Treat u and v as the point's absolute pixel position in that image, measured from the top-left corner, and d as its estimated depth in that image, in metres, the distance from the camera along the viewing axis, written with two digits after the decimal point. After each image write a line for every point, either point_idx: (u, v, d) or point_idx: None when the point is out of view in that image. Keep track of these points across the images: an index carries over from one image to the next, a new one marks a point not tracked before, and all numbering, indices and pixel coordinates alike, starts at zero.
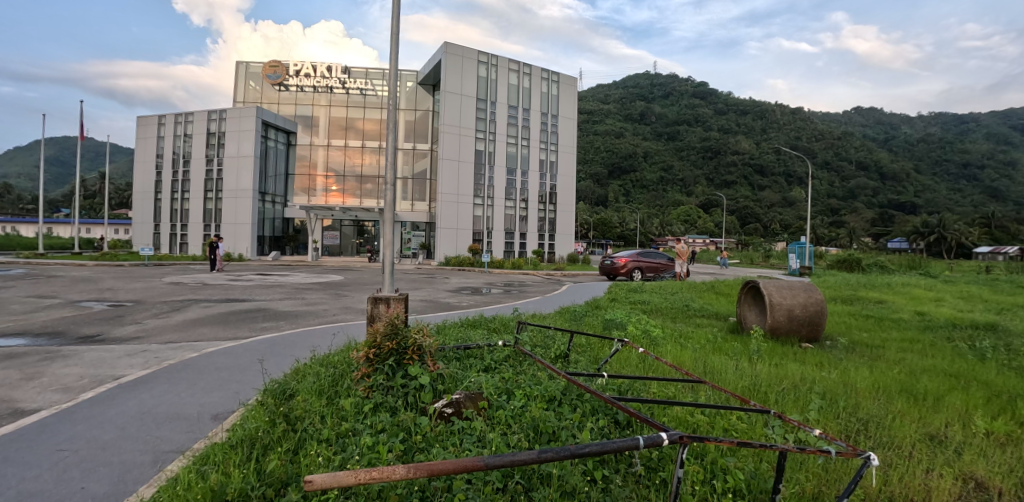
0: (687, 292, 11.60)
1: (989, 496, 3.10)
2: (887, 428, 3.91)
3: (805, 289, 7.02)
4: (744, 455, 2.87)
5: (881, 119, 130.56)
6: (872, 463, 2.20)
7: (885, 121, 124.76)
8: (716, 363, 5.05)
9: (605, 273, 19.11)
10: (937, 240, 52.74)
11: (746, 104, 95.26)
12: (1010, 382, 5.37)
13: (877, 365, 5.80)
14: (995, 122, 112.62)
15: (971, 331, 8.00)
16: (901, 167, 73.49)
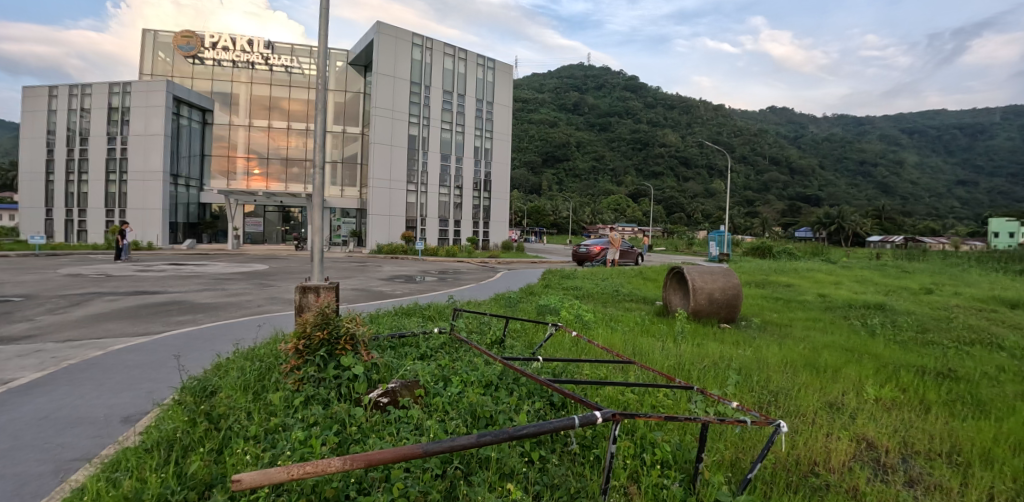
0: (617, 277, 12.06)
1: (877, 455, 3.52)
2: (794, 398, 4.30)
3: (725, 273, 7.47)
4: (670, 428, 3.06)
5: (792, 118, 141.51)
6: (780, 429, 2.50)
7: (794, 121, 135.60)
8: (644, 345, 5.31)
9: (580, 259, 20.36)
10: (836, 230, 58.19)
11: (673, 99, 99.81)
12: (895, 355, 6.07)
13: (785, 342, 6.35)
14: (886, 125, 125.53)
15: (863, 310, 8.94)
16: (808, 162, 80.16)
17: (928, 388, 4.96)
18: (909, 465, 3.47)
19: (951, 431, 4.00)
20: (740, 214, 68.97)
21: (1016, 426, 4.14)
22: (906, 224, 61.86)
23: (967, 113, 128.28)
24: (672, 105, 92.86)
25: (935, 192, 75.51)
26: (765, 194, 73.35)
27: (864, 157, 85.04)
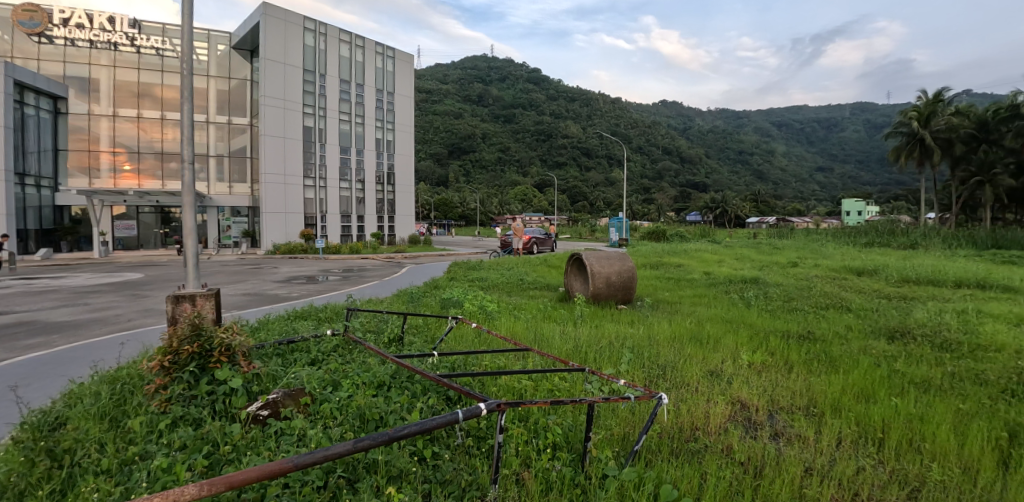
0: (522, 266, 12.26)
1: (748, 415, 3.89)
2: (679, 370, 4.63)
3: (620, 257, 7.88)
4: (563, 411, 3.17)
5: (681, 112, 152.70)
6: (662, 402, 2.68)
7: (683, 114, 146.51)
8: (546, 330, 5.43)
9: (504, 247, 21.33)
10: (721, 213, 63.97)
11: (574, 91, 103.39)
12: (766, 323, 6.77)
13: (674, 318, 6.83)
14: (759, 118, 139.84)
15: (741, 284, 9.88)
16: (695, 152, 87.09)
17: (792, 350, 5.59)
18: (775, 421, 3.88)
19: (809, 386, 4.55)
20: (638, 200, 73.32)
21: (858, 376, 4.81)
22: (777, 207, 69.49)
23: (822, 110, 146.52)
24: (573, 97, 95.97)
25: (799, 177, 85.49)
26: (659, 181, 78.59)
27: (742, 147, 93.96)
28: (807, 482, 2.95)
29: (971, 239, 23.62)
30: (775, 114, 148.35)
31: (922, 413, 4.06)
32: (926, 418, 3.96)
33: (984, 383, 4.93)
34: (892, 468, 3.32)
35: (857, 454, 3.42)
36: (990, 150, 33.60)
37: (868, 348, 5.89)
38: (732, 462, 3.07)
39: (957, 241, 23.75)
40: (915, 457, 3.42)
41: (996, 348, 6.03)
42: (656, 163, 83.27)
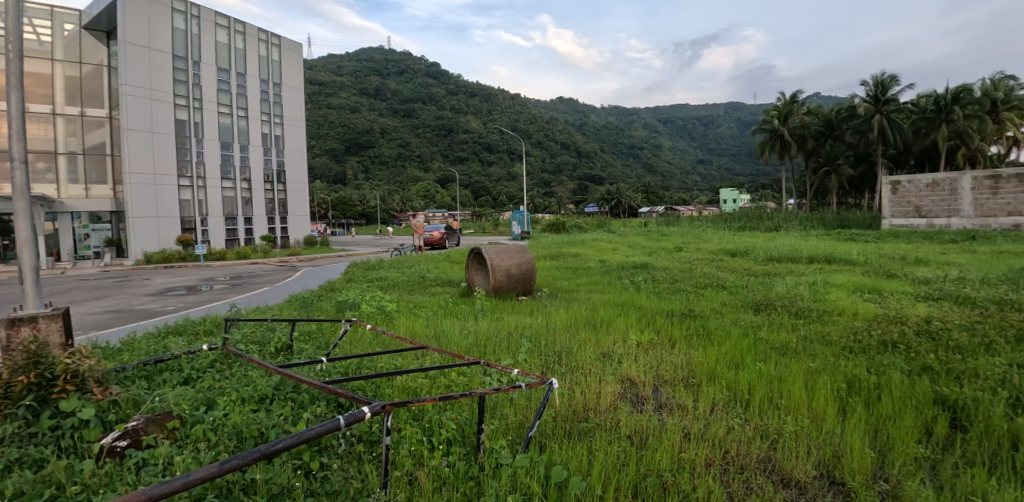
0: (424, 263, 12.09)
1: (635, 390, 4.23)
2: (574, 354, 4.89)
3: (519, 250, 8.06)
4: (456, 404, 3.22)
5: (577, 108, 159.46)
6: (552, 387, 2.80)
7: (579, 110, 152.90)
8: (446, 327, 5.44)
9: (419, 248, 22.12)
10: (616, 204, 67.87)
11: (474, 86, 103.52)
12: (653, 304, 7.32)
13: (571, 305, 7.15)
14: (646, 114, 150.04)
15: (633, 270, 10.57)
16: (591, 147, 91.43)
17: (674, 327, 6.11)
18: (659, 393, 4.24)
19: (689, 359, 5.01)
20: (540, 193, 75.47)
21: (730, 346, 5.38)
22: (664, 197, 75.29)
23: (700, 108, 160.46)
24: (472, 92, 95.92)
25: (682, 169, 93.22)
26: (558, 175, 81.43)
27: (633, 142, 100.13)
28: (684, 448, 3.27)
29: (820, 221, 27.31)
30: (661, 111, 159.83)
31: (779, 373, 4.64)
32: (782, 378, 4.53)
33: (828, 343, 5.75)
34: (757, 425, 3.75)
35: (728, 416, 3.83)
36: (834, 144, 38.86)
37: (737, 320, 6.61)
38: (619, 436, 3.33)
39: (810, 223, 27.35)
40: (773, 411, 3.92)
41: (838, 312, 7.05)
42: (555, 158, 86.21)
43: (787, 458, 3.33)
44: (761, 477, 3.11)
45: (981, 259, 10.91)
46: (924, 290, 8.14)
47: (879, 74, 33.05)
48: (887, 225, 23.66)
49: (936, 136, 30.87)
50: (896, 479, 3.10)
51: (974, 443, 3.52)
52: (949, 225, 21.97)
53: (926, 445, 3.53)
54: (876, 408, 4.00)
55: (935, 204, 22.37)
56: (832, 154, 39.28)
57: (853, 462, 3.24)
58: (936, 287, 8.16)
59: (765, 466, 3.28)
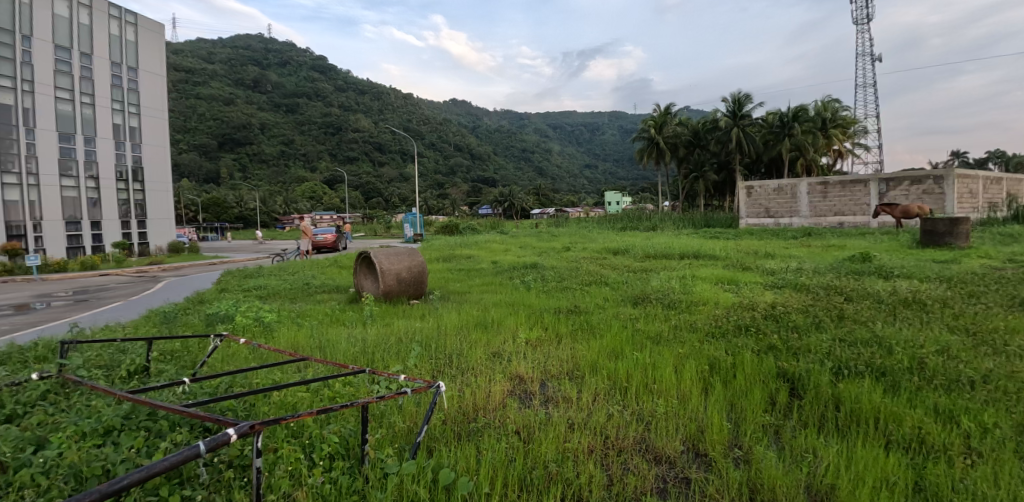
0: (309, 269, 11.41)
1: (523, 387, 4.52)
2: (465, 357, 5.12)
3: (409, 253, 7.96)
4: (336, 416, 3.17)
5: (470, 110, 160.68)
6: (439, 390, 2.84)
7: (472, 112, 154.23)
8: (332, 336, 5.22)
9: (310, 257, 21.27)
10: (509, 206, 69.56)
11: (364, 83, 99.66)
12: (542, 302, 7.67)
13: (462, 307, 7.23)
14: (537, 119, 155.67)
15: (522, 270, 10.92)
16: (484, 149, 92.67)
17: (561, 323, 6.46)
18: (546, 388, 4.54)
19: (573, 353, 5.34)
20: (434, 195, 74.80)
21: (610, 338, 5.82)
22: (554, 199, 78.70)
23: (587, 116, 169.81)
24: (363, 89, 92.16)
25: (570, 173, 98.19)
26: (452, 177, 81.28)
27: (524, 145, 103.25)
28: (567, 438, 3.53)
29: (690, 221, 30.27)
30: (551, 116, 166.42)
31: (653, 360, 5.09)
32: (655, 364, 4.98)
33: (695, 330, 6.44)
34: (634, 410, 4.09)
35: (608, 404, 4.14)
36: (701, 153, 43.29)
37: (619, 314, 7.15)
38: (507, 433, 3.53)
39: (682, 223, 30.22)
40: (647, 396, 4.29)
41: (703, 302, 7.91)
42: (449, 159, 86.00)
43: (659, 437, 3.67)
44: (636, 457, 3.41)
45: (813, 252, 12.87)
46: (771, 279, 9.43)
47: (736, 92, 37.47)
48: (744, 223, 27.19)
49: (781, 147, 35.95)
50: (747, 446, 3.57)
51: (806, 408, 4.16)
52: (791, 223, 25.62)
53: (770, 413, 4.11)
54: (732, 385, 4.56)
55: (780, 206, 25.97)
56: (699, 162, 43.72)
57: (713, 435, 3.66)
58: (779, 277, 9.49)
59: (641, 446, 3.61)
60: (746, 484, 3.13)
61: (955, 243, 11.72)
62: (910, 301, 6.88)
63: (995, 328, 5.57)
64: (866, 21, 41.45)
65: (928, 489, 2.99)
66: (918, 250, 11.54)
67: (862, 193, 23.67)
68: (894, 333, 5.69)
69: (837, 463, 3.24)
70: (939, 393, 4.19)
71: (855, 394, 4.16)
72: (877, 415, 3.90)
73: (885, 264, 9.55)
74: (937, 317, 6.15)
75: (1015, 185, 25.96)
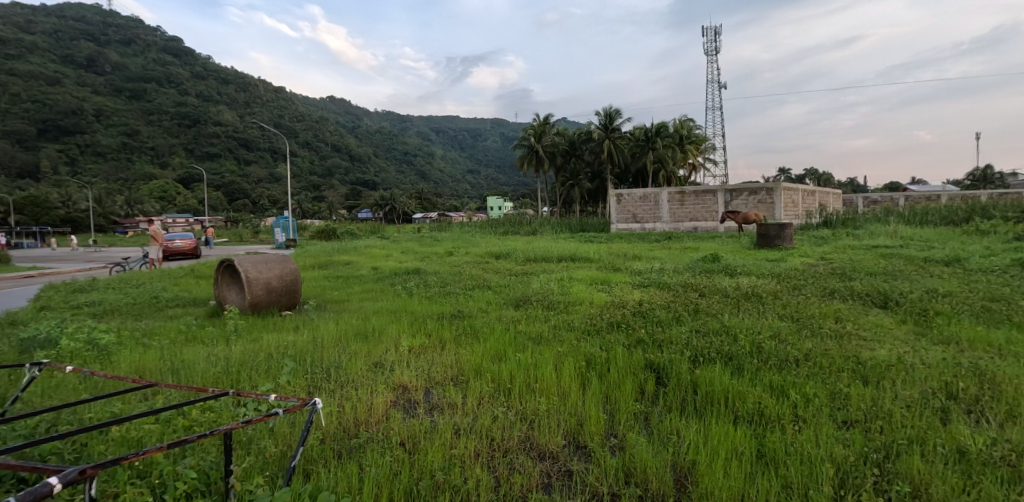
0: (160, 281, 10.01)
1: (407, 396, 4.49)
2: (344, 370, 4.95)
3: (280, 260, 7.35)
4: (195, 450, 2.86)
5: (351, 109, 154.03)
6: (316, 407, 2.68)
7: (353, 112, 147.64)
8: (187, 356, 4.65)
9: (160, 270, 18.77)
10: (391, 209, 67.75)
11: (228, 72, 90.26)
12: (424, 308, 7.58)
13: (341, 316, 6.85)
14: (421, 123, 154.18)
15: (404, 276, 10.67)
16: (365, 151, 89.16)
17: (444, 328, 6.44)
18: (429, 396, 4.54)
19: (457, 358, 5.36)
20: (308, 198, 70.01)
21: (493, 341, 5.93)
22: (438, 204, 78.32)
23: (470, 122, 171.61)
24: (226, 79, 83.33)
25: (454, 178, 98.54)
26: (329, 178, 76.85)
27: (407, 148, 101.29)
28: (453, 444, 3.57)
29: (567, 226, 31.96)
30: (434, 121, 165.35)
31: (536, 360, 5.28)
32: (538, 363, 5.18)
33: (572, 328, 6.82)
34: (518, 409, 4.22)
35: (493, 406, 4.22)
36: (577, 162, 46.03)
37: (501, 316, 7.32)
38: (391, 446, 3.49)
39: (560, 228, 31.80)
40: (530, 395, 4.44)
41: (579, 302, 8.41)
42: (326, 159, 81.19)
43: (543, 434, 3.82)
44: (522, 455, 3.52)
45: (673, 253, 14.33)
46: (639, 279, 10.33)
47: (607, 107, 40.45)
48: (615, 228, 29.27)
49: (645, 159, 39.56)
50: (621, 433, 3.87)
51: (670, 394, 4.61)
52: (655, 228, 28.29)
53: (641, 401, 4.49)
54: (607, 378, 4.90)
55: (645, 211, 28.55)
56: (576, 171, 46.46)
57: (591, 426, 3.90)
58: (645, 277, 10.43)
59: (526, 444, 3.72)
60: (622, 469, 3.39)
61: (782, 244, 13.83)
62: (749, 294, 7.99)
63: (811, 314, 6.68)
64: (714, 53, 47.28)
65: (766, 454, 3.48)
66: (754, 250, 13.44)
67: (712, 201, 26.93)
68: (738, 322, 6.56)
69: (697, 441, 3.65)
70: (772, 371, 4.92)
71: (709, 378, 4.72)
72: (726, 394, 4.46)
73: (729, 263, 10.97)
74: (769, 307, 7.21)
75: (824, 196, 31.37)
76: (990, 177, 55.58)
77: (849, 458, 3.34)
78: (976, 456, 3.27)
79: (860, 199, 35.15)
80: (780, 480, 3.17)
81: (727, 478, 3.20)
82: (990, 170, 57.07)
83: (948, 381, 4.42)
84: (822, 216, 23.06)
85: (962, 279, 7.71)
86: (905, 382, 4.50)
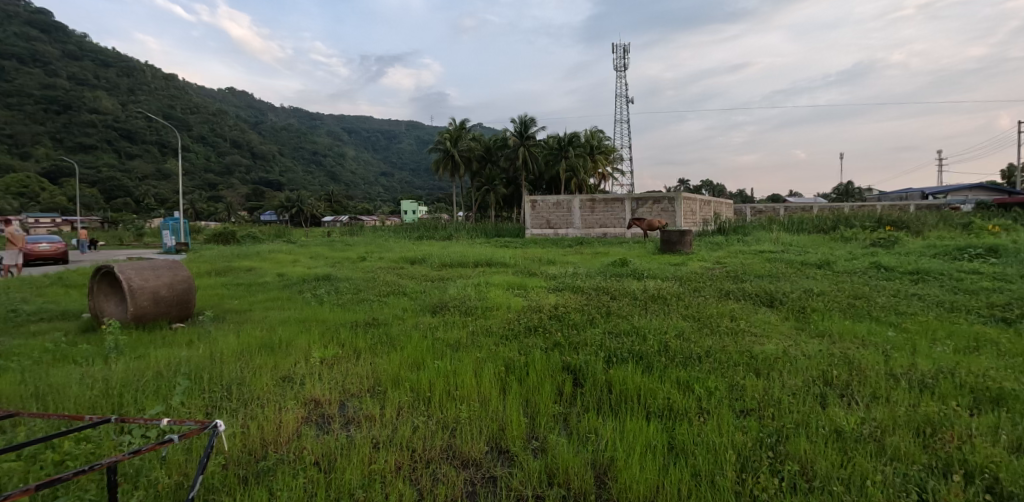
0: (16, 291, 8.54)
1: (319, 411, 4.21)
2: (247, 385, 4.52)
3: (170, 267, 6.61)
4: (70, 490, 2.49)
5: (253, 103, 143.33)
6: (219, 428, 2.43)
7: (255, 106, 137.36)
8: (55, 380, 4.02)
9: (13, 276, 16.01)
10: (297, 212, 64.92)
11: (104, 52, 79.67)
12: (335, 316, 7.16)
13: (242, 328, 6.27)
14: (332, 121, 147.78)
15: (313, 282, 10.01)
16: (268, 149, 83.26)
17: (359, 337, 6.13)
18: (345, 409, 4.30)
19: (373, 368, 5.12)
20: (201, 198, 63.74)
21: (411, 349, 5.75)
22: (349, 207, 75.34)
23: (384, 123, 166.53)
24: (104, 61, 73.61)
25: (365, 181, 95.31)
26: (227, 177, 70.46)
27: (316, 148, 96.11)
28: (372, 460, 3.40)
29: (482, 231, 32.04)
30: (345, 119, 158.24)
31: (455, 367, 5.18)
32: (457, 370, 5.09)
33: (490, 334, 6.79)
34: (438, 417, 4.12)
35: (413, 416, 4.09)
36: (492, 168, 46.40)
37: (417, 323, 7.11)
38: (304, 466, 3.28)
39: (475, 233, 31.80)
40: (451, 403, 4.35)
41: (496, 307, 8.42)
42: (224, 157, 74.59)
43: (464, 441, 3.76)
44: (444, 466, 3.43)
45: (585, 258, 14.97)
46: (553, 283, 10.60)
47: (522, 115, 41.26)
48: (529, 234, 29.81)
49: (558, 167, 40.81)
50: (542, 435, 3.91)
51: (586, 394, 4.76)
52: (567, 233, 29.27)
53: (559, 403, 4.58)
54: (525, 382, 4.94)
55: (558, 217, 29.42)
56: (491, 176, 46.88)
57: (513, 430, 3.90)
58: (558, 281, 10.74)
59: (447, 453, 3.64)
60: (545, 471, 3.42)
61: (682, 249, 14.92)
62: (656, 296, 8.52)
63: (710, 313, 7.26)
64: (624, 68, 49.94)
65: (676, 446, 3.69)
66: (660, 255, 14.39)
67: (620, 209, 28.46)
68: (646, 323, 6.96)
69: (613, 438, 3.79)
70: (679, 368, 5.26)
71: (623, 377, 4.93)
72: (638, 391, 4.70)
73: (636, 267, 11.64)
74: (673, 308, 7.75)
75: (718, 206, 34.46)
76: (850, 192, 64.43)
77: (748, 444, 3.64)
78: (849, 433, 3.71)
79: (747, 208, 39.01)
80: (689, 468, 3.38)
81: (642, 471, 3.36)
82: (849, 185, 66.20)
83: (824, 370, 4.99)
84: (717, 224, 25.32)
85: (831, 280, 8.84)
86: (791, 372, 5.02)
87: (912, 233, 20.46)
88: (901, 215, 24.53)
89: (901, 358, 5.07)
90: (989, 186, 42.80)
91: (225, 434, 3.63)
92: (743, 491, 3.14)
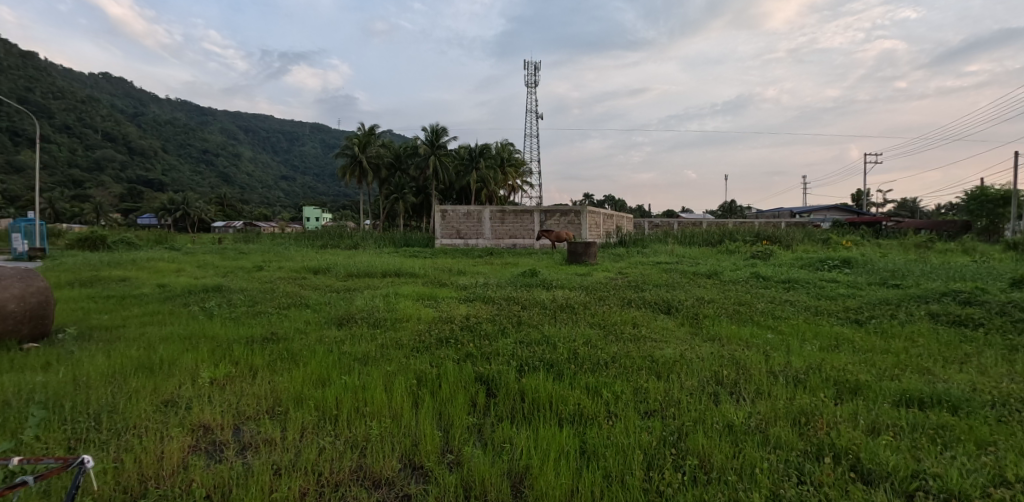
0: None
1: (209, 438, 3.79)
2: (120, 413, 3.95)
3: (20, 277, 5.66)
4: None
5: (129, 90, 127.55)
6: (89, 464, 2.10)
7: (132, 94, 122.12)
8: None
9: None
10: (181, 216, 59.19)
11: None
12: (228, 331, 6.51)
13: (114, 347, 5.47)
14: (224, 117, 135.87)
15: (202, 294, 9.03)
16: (148, 144, 74.51)
17: (255, 355, 5.61)
18: (240, 433, 3.91)
19: (273, 387, 4.71)
20: (62, 197, 55.07)
21: (314, 364, 5.38)
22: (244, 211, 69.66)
23: (284, 123, 155.78)
24: None
25: (262, 184, 88.70)
26: (95, 174, 61.69)
27: (204, 146, 87.71)
28: (273, 490, 3.12)
29: (390, 240, 31.12)
30: (240, 116, 146.19)
31: (364, 382, 4.92)
32: (365, 385, 4.84)
33: (400, 346, 6.57)
34: (346, 438, 3.87)
35: (319, 437, 3.81)
36: (401, 176, 45.50)
37: (322, 338, 6.66)
38: None
39: (383, 242, 30.81)
40: (360, 420, 4.13)
41: (406, 318, 8.17)
42: (92, 150, 65.24)
43: (375, 460, 3.58)
44: (354, 488, 3.25)
45: (496, 268, 15.16)
46: (464, 294, 10.53)
47: (433, 124, 40.87)
48: (439, 243, 29.49)
49: (469, 178, 41.07)
50: (457, 448, 3.84)
51: (500, 404, 4.77)
52: (478, 243, 29.37)
53: (472, 414, 4.54)
54: (438, 394, 4.84)
55: (468, 228, 29.44)
56: (399, 184, 45.93)
57: (426, 445, 3.79)
58: (470, 291, 10.71)
59: (357, 475, 3.43)
60: (460, 485, 3.36)
61: (587, 260, 15.64)
62: (565, 305, 8.84)
63: (615, 321, 7.68)
64: (534, 85, 51.77)
65: (589, 450, 3.82)
66: (569, 266, 15.00)
67: (529, 221, 29.21)
68: (556, 332, 7.17)
69: (527, 446, 3.83)
70: (588, 374, 5.48)
71: (535, 386, 5.01)
72: (549, 398, 4.81)
73: (546, 277, 11.99)
74: (581, 316, 8.08)
75: (620, 220, 36.84)
76: (733, 210, 72.24)
77: (653, 443, 3.87)
78: (739, 427, 4.10)
79: (645, 222, 41.91)
80: (601, 471, 3.51)
81: (558, 477, 3.42)
82: (731, 204, 74.17)
83: (716, 370, 5.48)
84: (619, 236, 27.02)
85: (719, 288, 9.82)
86: (688, 374, 5.44)
87: (784, 247, 23.49)
88: (775, 231, 27.94)
89: (778, 358, 5.73)
90: (840, 206, 50.12)
91: (93, 472, 3.13)
92: (651, 488, 3.32)
